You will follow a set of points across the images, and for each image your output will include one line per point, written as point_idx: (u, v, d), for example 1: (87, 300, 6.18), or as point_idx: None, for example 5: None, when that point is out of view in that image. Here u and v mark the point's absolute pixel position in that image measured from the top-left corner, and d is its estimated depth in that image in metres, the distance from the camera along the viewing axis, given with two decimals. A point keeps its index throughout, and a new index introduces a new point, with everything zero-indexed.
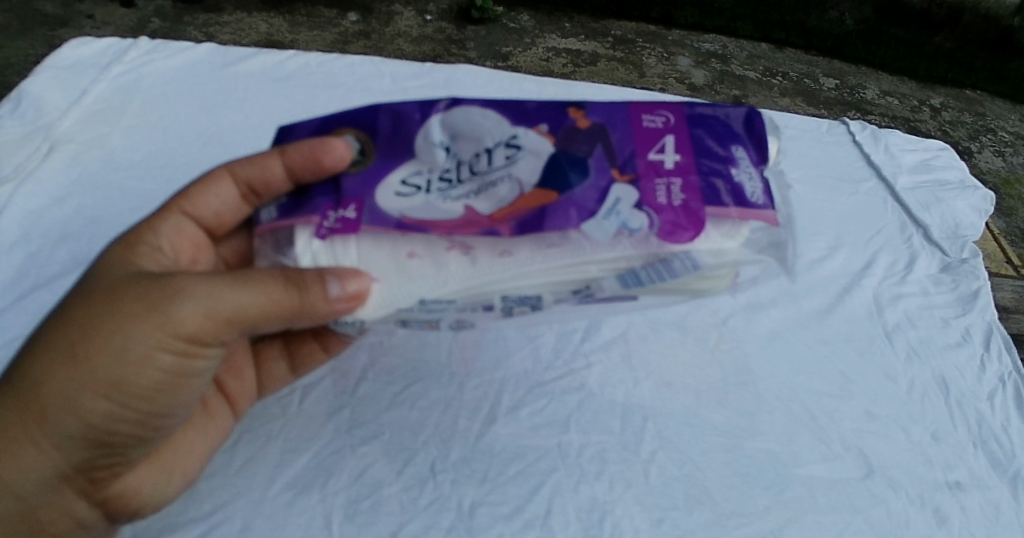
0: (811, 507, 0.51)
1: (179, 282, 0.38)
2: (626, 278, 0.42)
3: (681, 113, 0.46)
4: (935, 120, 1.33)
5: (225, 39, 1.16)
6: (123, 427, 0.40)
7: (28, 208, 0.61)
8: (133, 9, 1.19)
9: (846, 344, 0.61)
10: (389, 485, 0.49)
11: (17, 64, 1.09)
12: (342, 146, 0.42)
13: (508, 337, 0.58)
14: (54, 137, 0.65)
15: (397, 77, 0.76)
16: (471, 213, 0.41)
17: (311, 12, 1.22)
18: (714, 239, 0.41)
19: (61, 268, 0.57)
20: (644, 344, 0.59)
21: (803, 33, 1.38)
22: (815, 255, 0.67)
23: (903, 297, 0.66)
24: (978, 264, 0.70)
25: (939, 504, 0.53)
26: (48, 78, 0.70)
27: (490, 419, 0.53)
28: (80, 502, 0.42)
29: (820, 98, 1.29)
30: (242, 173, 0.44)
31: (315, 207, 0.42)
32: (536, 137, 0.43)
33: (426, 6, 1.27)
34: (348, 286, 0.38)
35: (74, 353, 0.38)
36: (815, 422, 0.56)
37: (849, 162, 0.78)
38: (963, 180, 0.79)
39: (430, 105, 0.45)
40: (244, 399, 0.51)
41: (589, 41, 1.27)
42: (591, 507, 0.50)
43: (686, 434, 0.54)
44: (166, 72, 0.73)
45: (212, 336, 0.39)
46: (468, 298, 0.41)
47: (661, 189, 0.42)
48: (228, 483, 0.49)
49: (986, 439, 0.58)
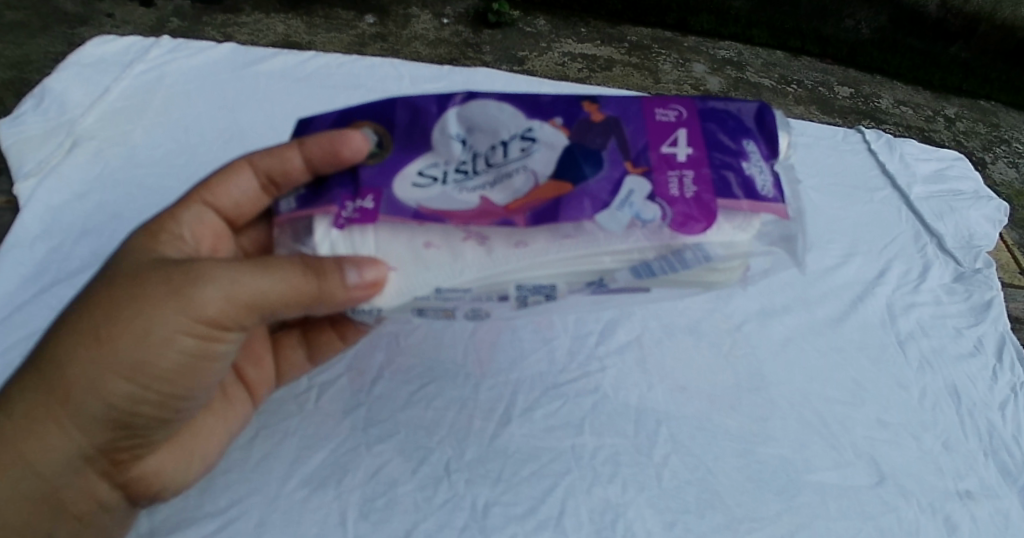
0: (824, 513, 0.52)
1: (201, 267, 0.39)
2: (639, 270, 0.42)
3: (693, 106, 0.46)
4: (949, 130, 1.33)
5: (243, 40, 1.17)
6: (146, 409, 0.40)
7: (51, 203, 0.61)
8: (152, 9, 1.21)
9: (859, 352, 0.61)
10: (404, 483, 0.50)
11: (37, 61, 1.10)
12: (360, 138, 0.43)
13: (524, 338, 0.58)
14: (76, 133, 0.66)
15: (417, 79, 0.77)
16: (487, 204, 0.42)
17: (328, 14, 1.23)
18: (726, 231, 0.42)
19: (82, 263, 0.58)
20: (659, 348, 0.59)
21: (819, 41, 1.38)
22: (830, 262, 0.68)
23: (916, 305, 0.66)
24: (992, 274, 0.70)
25: (950, 512, 0.54)
26: (72, 75, 0.71)
27: (504, 420, 0.54)
28: (102, 483, 0.42)
29: (834, 107, 1.29)
30: (262, 164, 0.45)
31: (334, 198, 0.42)
32: (551, 131, 0.44)
33: (443, 9, 1.28)
34: (366, 274, 0.39)
35: (97, 335, 0.38)
36: (828, 429, 0.56)
37: (864, 170, 0.78)
38: (977, 191, 0.79)
39: (447, 98, 0.46)
40: (263, 388, 0.51)
41: (605, 47, 1.28)
42: (604, 509, 0.50)
43: (700, 438, 0.54)
44: (188, 71, 0.73)
45: (233, 321, 0.39)
46: (483, 287, 0.42)
47: (674, 181, 0.42)
48: (244, 478, 0.49)
49: (997, 449, 0.58)
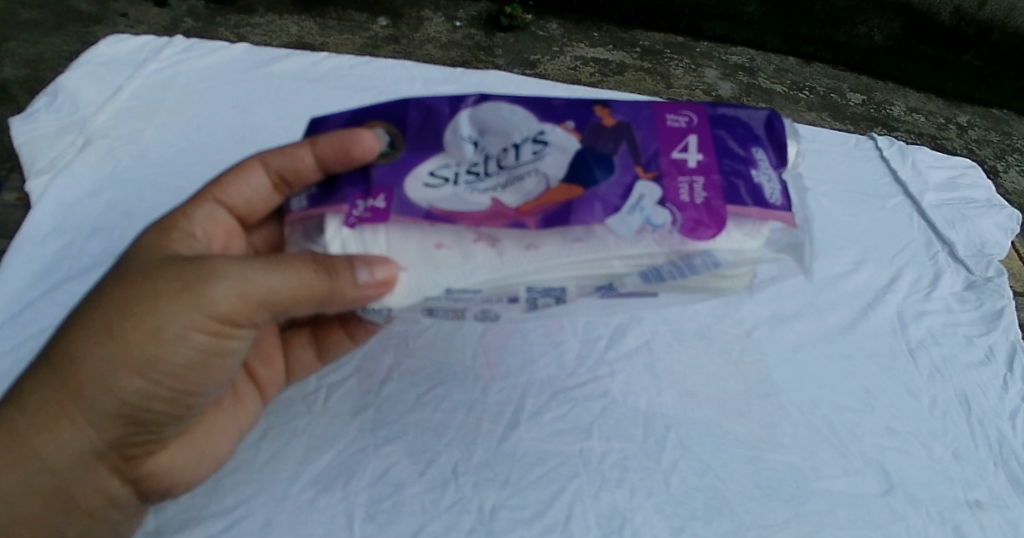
0: (831, 521, 0.51)
1: (213, 264, 0.39)
2: (648, 275, 0.42)
3: (704, 113, 0.46)
4: (960, 138, 1.33)
5: (256, 41, 1.17)
6: (157, 405, 0.40)
7: (62, 201, 0.62)
8: (166, 8, 1.21)
9: (869, 360, 0.61)
10: (411, 485, 0.50)
11: (51, 60, 1.11)
12: (372, 138, 0.43)
13: (534, 341, 0.58)
14: (88, 131, 0.66)
15: (429, 81, 0.77)
16: (498, 206, 0.42)
17: (341, 16, 1.24)
18: (735, 238, 0.42)
19: (93, 261, 0.58)
20: (669, 354, 0.59)
21: (831, 48, 1.38)
22: (841, 269, 0.67)
23: (927, 313, 0.66)
24: (1003, 283, 0.69)
25: (959, 522, 0.53)
26: (85, 74, 0.71)
27: (513, 424, 0.54)
28: (113, 479, 0.42)
29: (846, 113, 1.29)
30: (274, 163, 0.45)
31: (345, 197, 0.42)
32: (563, 134, 0.44)
33: (456, 13, 1.28)
34: (377, 273, 0.39)
35: (109, 331, 0.38)
36: (837, 437, 0.56)
37: (876, 178, 0.78)
38: (989, 199, 0.79)
39: (460, 100, 0.46)
40: (273, 385, 0.52)
41: (617, 51, 1.28)
42: (611, 515, 0.50)
43: (708, 444, 0.54)
44: (202, 70, 0.74)
45: (245, 318, 0.39)
46: (493, 288, 0.42)
47: (684, 187, 0.42)
48: (251, 478, 0.49)
49: (1007, 459, 0.58)
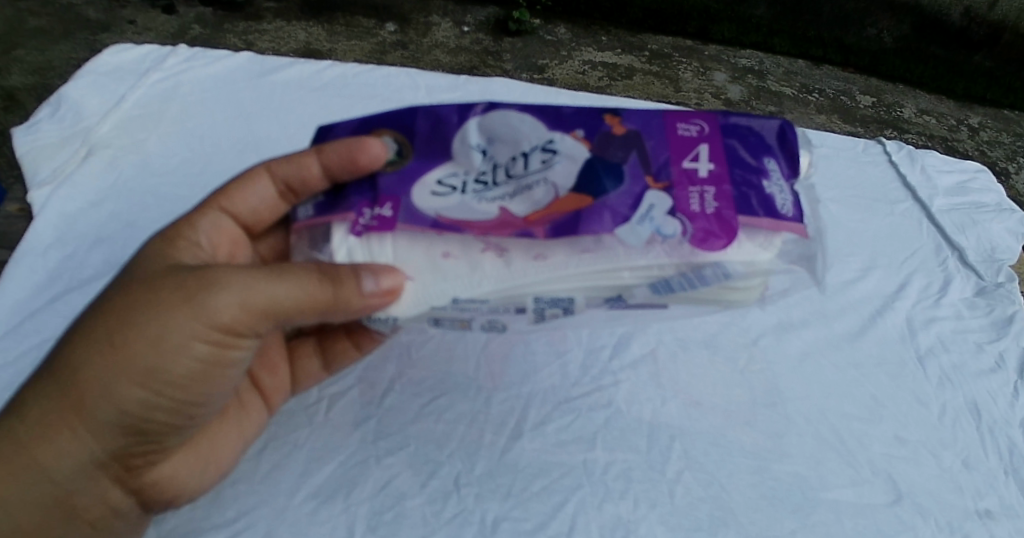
0: (838, 532, 0.51)
1: (215, 273, 0.39)
2: (658, 287, 0.42)
3: (716, 120, 0.45)
4: (973, 139, 1.31)
5: (264, 48, 1.18)
6: (158, 415, 0.40)
7: (64, 211, 0.62)
8: (174, 16, 1.22)
9: (877, 368, 0.60)
10: (412, 497, 0.49)
11: (59, 67, 1.12)
12: (378, 146, 0.43)
13: (537, 351, 0.58)
14: (92, 142, 0.67)
15: (433, 90, 0.77)
16: (507, 215, 0.41)
17: (349, 22, 1.24)
18: (747, 249, 0.41)
19: (95, 272, 0.58)
20: (674, 363, 0.59)
21: (841, 50, 1.37)
22: (848, 276, 0.67)
23: (936, 320, 0.65)
24: (1015, 288, 0.68)
25: (968, 532, 0.52)
26: (88, 84, 0.71)
27: (515, 435, 0.53)
28: (115, 489, 0.43)
29: (857, 115, 1.28)
30: (280, 172, 0.45)
31: (351, 205, 0.42)
32: (572, 143, 0.43)
33: (464, 17, 1.28)
34: (382, 283, 0.38)
35: (112, 341, 0.38)
36: (844, 446, 0.55)
37: (885, 183, 0.77)
38: (1000, 203, 0.77)
39: (468, 108, 0.45)
40: (278, 394, 0.52)
41: (625, 55, 1.27)
42: (613, 526, 0.50)
43: (714, 454, 0.54)
44: (206, 80, 0.74)
45: (247, 328, 0.39)
46: (501, 299, 0.41)
47: (695, 197, 0.42)
48: (252, 490, 0.49)
49: (1018, 467, 0.57)
